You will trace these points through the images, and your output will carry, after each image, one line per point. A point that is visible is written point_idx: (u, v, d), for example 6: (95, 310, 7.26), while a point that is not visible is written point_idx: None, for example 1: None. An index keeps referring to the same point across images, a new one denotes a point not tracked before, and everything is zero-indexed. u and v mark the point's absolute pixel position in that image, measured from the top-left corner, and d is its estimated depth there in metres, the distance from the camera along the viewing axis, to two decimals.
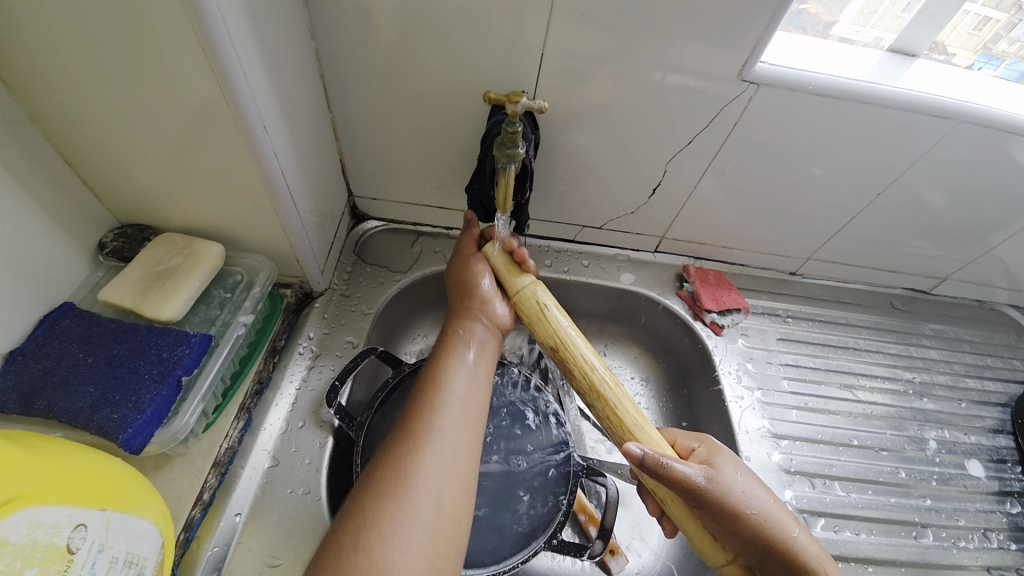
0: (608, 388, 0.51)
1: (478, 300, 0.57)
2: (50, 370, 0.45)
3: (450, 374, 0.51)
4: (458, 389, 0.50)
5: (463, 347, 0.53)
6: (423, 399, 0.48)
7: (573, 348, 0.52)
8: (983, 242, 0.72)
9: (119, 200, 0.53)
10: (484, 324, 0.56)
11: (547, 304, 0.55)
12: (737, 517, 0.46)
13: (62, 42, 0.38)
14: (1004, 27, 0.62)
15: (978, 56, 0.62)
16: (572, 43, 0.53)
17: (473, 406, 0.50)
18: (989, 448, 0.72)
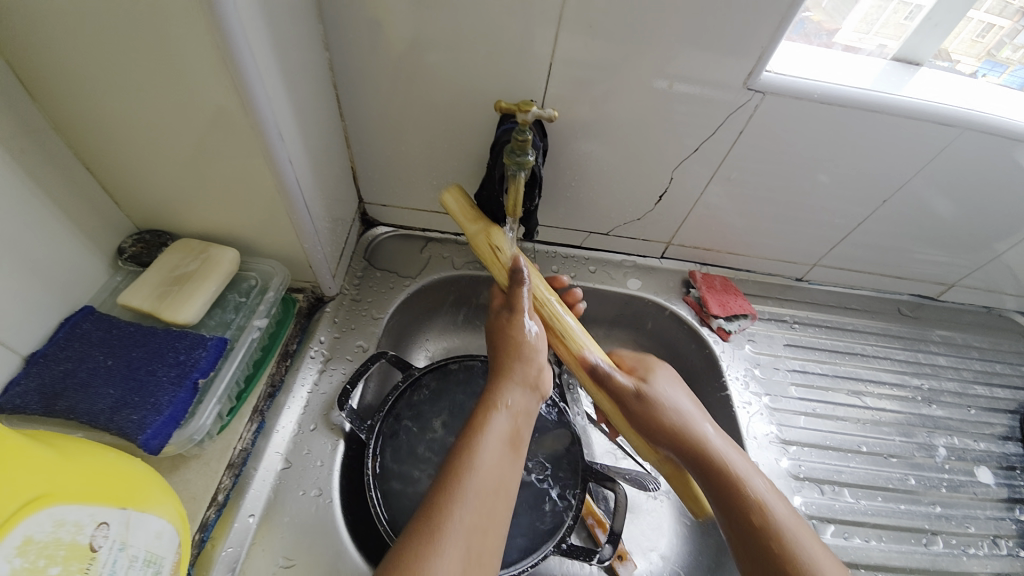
0: (557, 319, 0.57)
1: (520, 360, 0.52)
2: (71, 371, 0.46)
3: (479, 453, 0.45)
4: (491, 466, 0.45)
5: (499, 416, 0.48)
6: (447, 481, 0.43)
7: (525, 287, 0.58)
8: (990, 248, 0.73)
9: (137, 206, 0.54)
10: (522, 390, 0.51)
11: (502, 249, 0.59)
12: (661, 424, 0.53)
13: (88, 52, 0.40)
14: (1008, 35, 0.62)
15: (982, 63, 0.63)
16: (581, 53, 0.54)
17: (504, 483, 0.45)
18: (998, 455, 0.71)
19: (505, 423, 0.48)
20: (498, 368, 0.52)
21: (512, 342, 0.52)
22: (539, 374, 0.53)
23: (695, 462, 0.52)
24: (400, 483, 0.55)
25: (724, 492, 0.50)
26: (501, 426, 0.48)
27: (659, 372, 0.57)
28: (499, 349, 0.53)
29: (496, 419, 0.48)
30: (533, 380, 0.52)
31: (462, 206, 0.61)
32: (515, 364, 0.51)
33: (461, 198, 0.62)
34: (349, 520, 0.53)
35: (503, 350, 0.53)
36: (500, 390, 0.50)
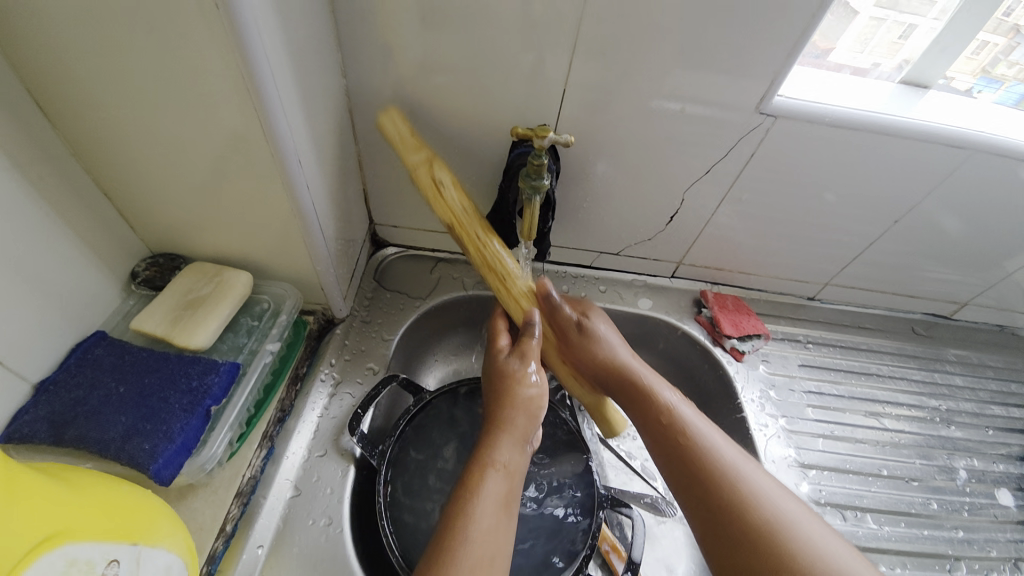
0: (500, 261, 0.59)
1: (522, 414, 0.51)
2: (82, 399, 0.45)
3: (476, 522, 0.43)
4: (486, 532, 0.43)
5: (495, 477, 0.47)
6: (443, 552, 0.42)
7: (469, 225, 0.58)
8: (1000, 266, 0.72)
9: (151, 230, 0.54)
10: (518, 446, 0.50)
11: (446, 184, 0.57)
12: (594, 352, 0.59)
13: (111, 80, 0.40)
14: (1002, 52, 0.61)
15: (977, 79, 0.62)
16: (594, 78, 0.54)
17: (498, 548, 0.43)
18: (1017, 476, 0.70)
19: (500, 485, 0.47)
20: (495, 420, 0.51)
21: (516, 395, 0.52)
22: (532, 428, 0.52)
23: (622, 385, 0.57)
24: (413, 516, 0.54)
25: (645, 410, 0.55)
26: (495, 488, 0.46)
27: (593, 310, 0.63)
28: (500, 397, 0.53)
29: (490, 481, 0.47)
30: (528, 435, 0.51)
31: (406, 132, 0.57)
32: (518, 419, 0.51)
33: (405, 122, 0.57)
34: (360, 549, 0.52)
35: (504, 401, 0.52)
36: (496, 447, 0.49)
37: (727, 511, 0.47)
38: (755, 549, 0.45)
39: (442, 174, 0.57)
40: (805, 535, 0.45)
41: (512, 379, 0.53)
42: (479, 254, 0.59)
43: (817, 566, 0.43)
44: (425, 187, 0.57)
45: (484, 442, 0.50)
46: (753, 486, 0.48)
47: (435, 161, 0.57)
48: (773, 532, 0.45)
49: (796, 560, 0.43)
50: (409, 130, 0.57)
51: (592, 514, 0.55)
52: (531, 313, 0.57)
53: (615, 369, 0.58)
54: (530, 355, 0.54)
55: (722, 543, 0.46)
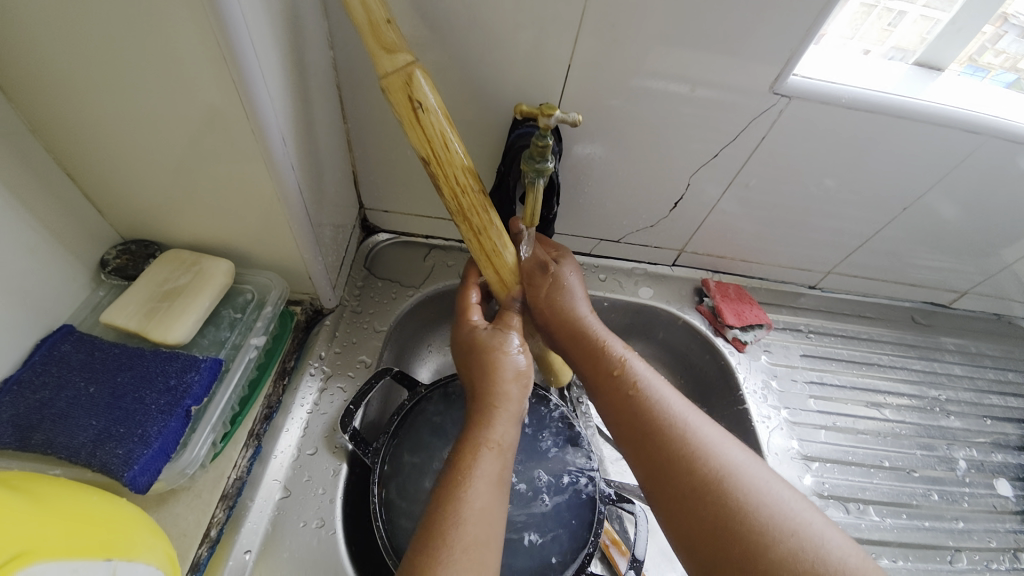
0: (476, 213, 0.50)
1: (513, 387, 0.49)
2: (49, 401, 0.42)
3: (468, 503, 0.41)
4: (479, 512, 0.41)
5: (489, 456, 0.44)
6: (433, 535, 0.39)
7: (449, 164, 0.47)
8: (1000, 256, 0.71)
9: (122, 215, 0.50)
10: (511, 424, 0.47)
11: (427, 107, 0.45)
12: (555, 304, 0.56)
13: (69, 47, 0.36)
14: (989, 40, 0.57)
15: (965, 67, 0.58)
16: (599, 55, 0.51)
17: (491, 528, 0.41)
18: (1015, 466, 0.70)
19: (494, 465, 0.44)
20: (487, 395, 0.48)
21: (506, 370, 0.49)
22: (520, 402, 0.49)
23: (575, 341, 0.55)
24: (408, 518, 0.50)
25: (595, 367, 0.53)
26: (490, 468, 0.44)
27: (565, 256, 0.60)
28: (487, 372, 0.49)
29: (484, 460, 0.44)
30: (519, 411, 0.49)
31: (377, 13, 0.42)
32: (511, 391, 0.49)
33: (377, 2, 0.42)
34: (354, 551, 0.49)
35: (492, 374, 0.49)
36: (490, 424, 0.46)
37: (675, 461, 0.45)
38: (701, 500, 0.42)
39: (425, 91, 0.44)
40: (756, 484, 0.43)
41: (499, 352, 0.50)
42: (455, 199, 0.49)
43: (764, 515, 0.41)
44: (398, 102, 0.44)
45: (477, 418, 0.47)
46: (703, 438, 0.46)
47: (416, 66, 0.44)
48: (721, 481, 0.43)
49: (743, 507, 0.41)
50: (381, 13, 0.42)
51: (594, 509, 0.54)
52: (519, 291, 0.56)
53: (571, 322, 0.56)
54: (515, 328, 0.53)
55: (670, 495, 0.44)
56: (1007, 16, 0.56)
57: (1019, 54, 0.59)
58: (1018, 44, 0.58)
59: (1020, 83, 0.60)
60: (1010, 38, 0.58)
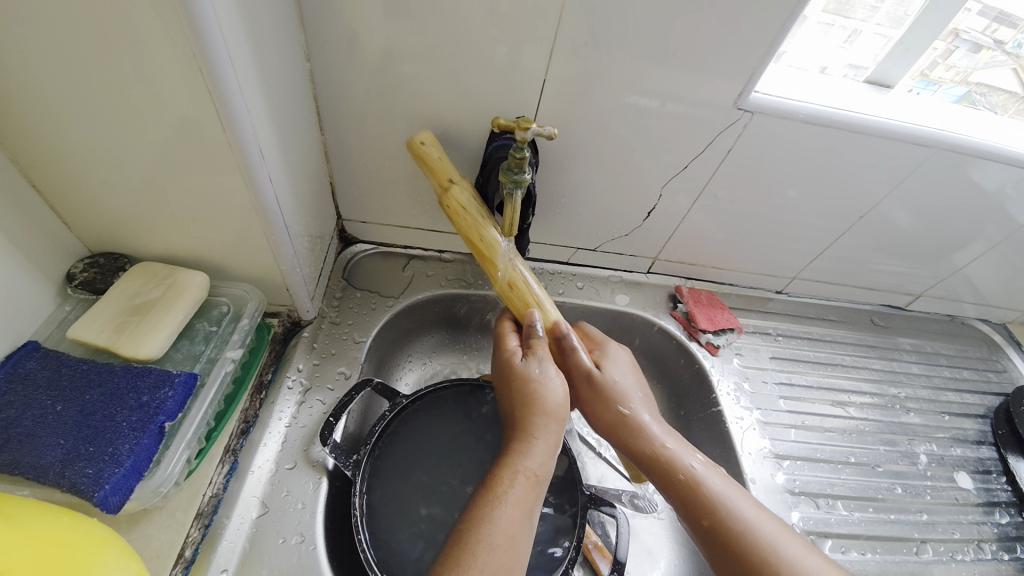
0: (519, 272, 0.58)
1: (554, 420, 0.49)
2: (14, 421, 0.41)
3: (493, 527, 0.42)
4: (509, 539, 0.42)
5: (523, 483, 0.45)
6: (462, 556, 0.40)
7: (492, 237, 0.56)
8: (950, 260, 0.76)
9: (91, 227, 0.49)
10: (550, 455, 0.47)
11: (467, 195, 0.56)
12: (613, 406, 0.54)
13: (41, 59, 0.36)
14: (941, 55, 0.62)
15: (917, 82, 0.63)
16: (571, 72, 0.53)
17: (517, 554, 0.42)
18: (974, 460, 0.74)
19: (527, 493, 0.44)
20: (526, 423, 0.48)
21: (548, 400, 0.49)
22: (557, 435, 0.48)
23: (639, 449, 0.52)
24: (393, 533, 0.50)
25: (668, 475, 0.51)
26: (521, 495, 0.44)
27: (606, 343, 0.60)
28: (529, 402, 0.49)
29: (519, 488, 0.44)
30: (557, 443, 0.48)
31: (437, 155, 0.56)
32: (551, 426, 0.48)
33: (437, 147, 0.56)
34: (335, 566, 0.49)
35: (534, 405, 0.48)
36: (526, 452, 0.46)
37: None
38: None
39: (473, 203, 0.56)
40: None
41: (537, 383, 0.49)
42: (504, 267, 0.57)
43: None
44: (448, 207, 0.56)
45: (513, 445, 0.47)
46: (805, 566, 0.45)
47: (458, 183, 0.56)
48: None
49: None
50: (437, 153, 0.56)
51: (578, 515, 0.54)
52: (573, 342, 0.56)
53: (631, 426, 0.53)
54: (546, 358, 0.51)
55: None
56: (958, 32, 0.60)
57: (969, 68, 0.63)
58: (969, 59, 0.63)
59: (970, 96, 0.64)
60: (962, 53, 0.62)
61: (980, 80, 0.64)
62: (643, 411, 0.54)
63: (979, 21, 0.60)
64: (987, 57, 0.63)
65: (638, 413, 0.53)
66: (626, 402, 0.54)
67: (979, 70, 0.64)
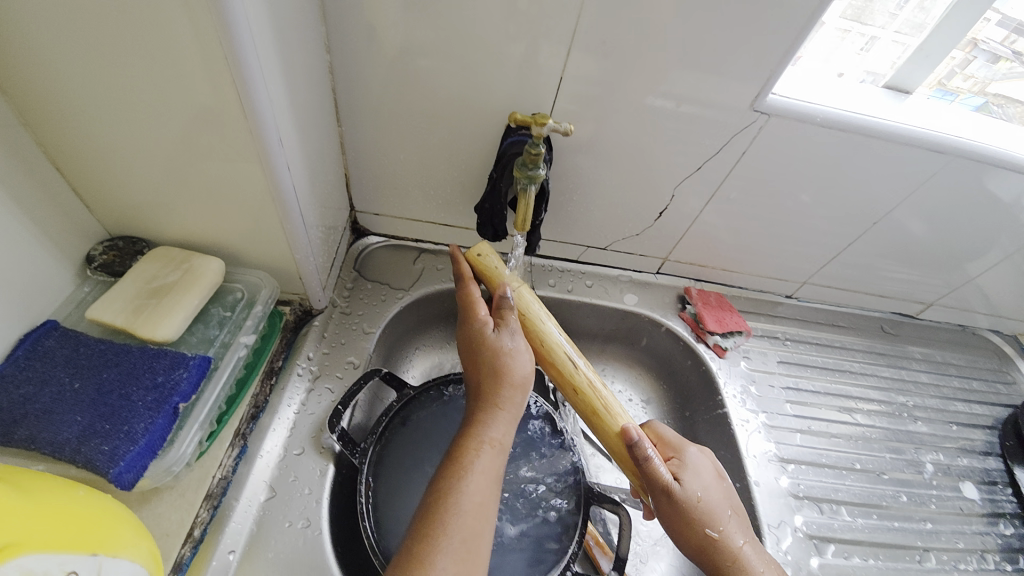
0: (582, 371, 0.54)
1: (519, 392, 0.48)
2: (32, 396, 0.41)
3: (459, 495, 0.42)
4: (478, 505, 0.42)
5: (490, 452, 0.45)
6: (431, 521, 0.41)
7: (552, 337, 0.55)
8: (963, 270, 0.75)
9: (111, 210, 0.49)
10: (515, 425, 0.48)
11: (526, 298, 0.56)
12: (700, 530, 0.50)
13: (70, 43, 0.36)
14: (959, 65, 0.61)
15: (934, 91, 0.62)
16: (588, 70, 0.53)
17: (487, 520, 0.42)
18: (981, 471, 0.74)
19: (493, 462, 0.45)
20: (493, 394, 0.47)
21: (515, 372, 0.48)
22: (521, 405, 0.49)
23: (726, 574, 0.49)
24: (397, 522, 0.51)
25: None
26: (488, 464, 0.44)
27: (683, 449, 0.55)
28: (495, 374, 0.48)
29: (485, 457, 0.44)
30: (520, 413, 0.49)
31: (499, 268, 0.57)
32: (516, 397, 0.48)
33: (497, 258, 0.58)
34: (340, 551, 0.49)
35: (501, 377, 0.48)
36: (489, 423, 0.46)
37: None
38: None
39: (536, 307, 0.56)
40: None
41: (506, 356, 0.48)
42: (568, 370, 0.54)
43: None
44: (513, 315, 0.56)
45: (477, 415, 0.47)
46: None
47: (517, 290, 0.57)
48: None
49: None
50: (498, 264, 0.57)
51: (581, 510, 0.55)
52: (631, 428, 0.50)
53: (719, 551, 0.50)
54: (513, 329, 0.51)
55: None
56: (977, 42, 0.60)
57: (987, 78, 0.63)
58: (986, 70, 0.62)
59: (988, 106, 0.64)
60: (980, 63, 0.62)
61: (997, 91, 0.64)
62: (732, 533, 0.51)
63: (997, 31, 0.59)
64: (1005, 68, 0.62)
65: (727, 536, 0.50)
66: (714, 525, 0.50)
67: (997, 81, 0.63)
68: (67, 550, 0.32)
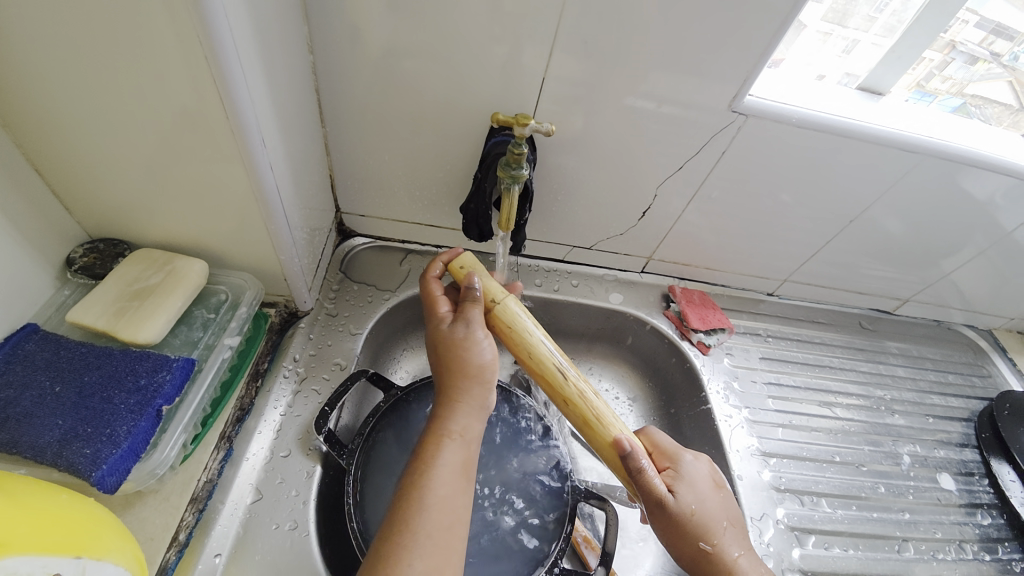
0: (572, 381, 0.49)
1: (480, 385, 0.48)
2: (12, 401, 0.41)
3: (423, 489, 0.42)
4: (445, 498, 0.42)
5: (453, 445, 0.45)
6: (399, 516, 0.41)
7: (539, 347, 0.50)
8: (938, 266, 0.78)
9: (91, 212, 0.49)
10: (479, 416, 0.48)
11: (507, 305, 0.51)
12: (695, 542, 0.50)
13: (48, 42, 0.36)
14: (937, 67, 0.63)
15: (913, 92, 0.64)
16: (571, 72, 0.54)
17: (456, 512, 0.43)
18: (957, 462, 0.76)
19: (457, 454, 0.45)
20: (452, 389, 0.48)
21: (473, 365, 0.48)
22: (485, 396, 0.49)
23: None
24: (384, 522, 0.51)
25: None
26: (452, 457, 0.44)
27: (679, 458, 0.53)
28: (453, 368, 0.48)
29: (448, 450, 0.45)
30: (484, 404, 0.49)
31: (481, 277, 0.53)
32: (476, 389, 0.48)
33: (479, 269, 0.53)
34: (328, 552, 0.49)
35: (458, 370, 0.48)
36: (450, 416, 0.47)
37: None
38: None
39: (524, 318, 0.51)
40: None
41: (465, 350, 0.48)
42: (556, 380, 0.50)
43: None
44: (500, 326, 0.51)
45: (440, 410, 0.47)
46: None
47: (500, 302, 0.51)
48: None
49: None
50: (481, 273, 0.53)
51: (568, 506, 0.55)
52: (625, 440, 0.48)
53: (715, 563, 0.50)
54: (476, 321, 0.50)
55: None
56: (955, 44, 0.62)
57: (965, 80, 0.65)
58: (964, 71, 0.64)
59: (966, 108, 0.66)
60: (958, 65, 0.64)
61: (975, 92, 0.66)
62: (728, 544, 0.51)
63: (976, 33, 0.62)
64: (982, 69, 0.65)
65: (723, 548, 0.50)
66: (709, 537, 0.50)
67: (975, 82, 0.65)
68: (51, 553, 0.32)
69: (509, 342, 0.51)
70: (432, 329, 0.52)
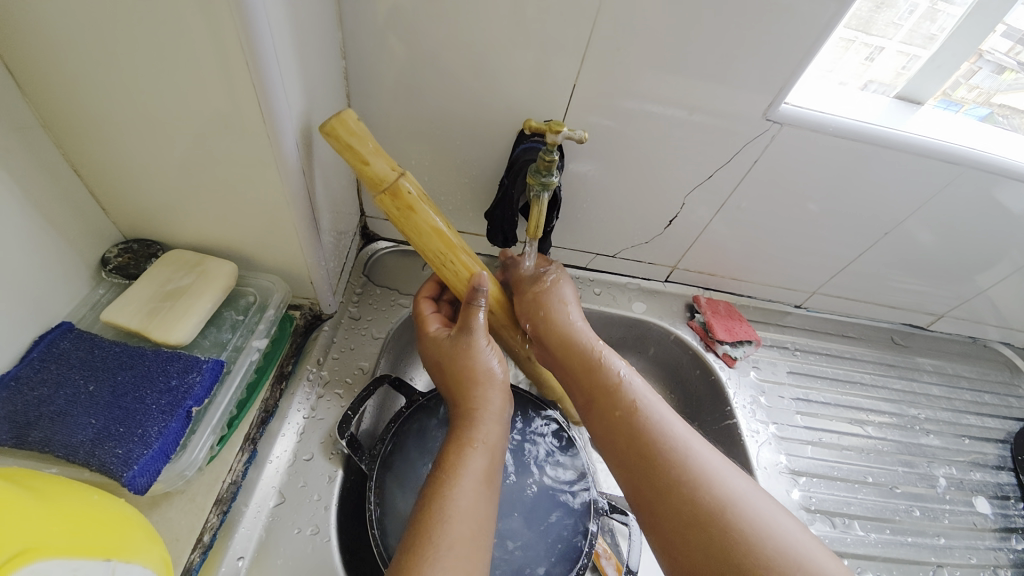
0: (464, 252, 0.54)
1: (490, 389, 0.50)
2: (47, 398, 0.41)
3: (448, 495, 0.42)
4: (467, 507, 0.42)
5: (476, 453, 0.46)
6: (426, 525, 0.40)
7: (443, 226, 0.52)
8: (973, 281, 0.75)
9: (126, 212, 0.50)
10: (496, 421, 0.49)
11: (409, 179, 0.49)
12: (547, 302, 0.57)
13: (91, 45, 0.36)
14: (963, 76, 0.60)
15: (938, 102, 0.62)
16: (603, 79, 0.53)
17: (481, 521, 0.42)
18: (993, 485, 0.73)
19: (480, 462, 0.45)
20: (468, 397, 0.49)
21: (484, 372, 0.50)
22: (500, 401, 0.50)
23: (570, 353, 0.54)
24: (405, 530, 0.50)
25: (595, 386, 0.52)
26: (475, 464, 0.45)
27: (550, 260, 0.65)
28: (466, 375, 0.50)
29: (470, 458, 0.45)
30: (502, 412, 0.50)
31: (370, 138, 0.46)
32: (492, 395, 0.50)
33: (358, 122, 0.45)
34: (348, 559, 0.49)
35: (472, 378, 0.50)
36: (472, 424, 0.48)
37: None
38: None
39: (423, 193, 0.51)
40: None
41: (468, 355, 0.51)
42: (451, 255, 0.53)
43: None
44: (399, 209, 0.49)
45: (462, 421, 0.48)
46: None
47: (403, 176, 0.48)
48: None
49: None
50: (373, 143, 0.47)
51: (589, 520, 0.54)
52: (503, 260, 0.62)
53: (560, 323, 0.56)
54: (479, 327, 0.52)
55: None
56: (981, 53, 0.58)
57: (992, 90, 0.62)
58: (991, 80, 0.61)
59: (993, 117, 0.63)
60: (985, 74, 0.61)
61: (1002, 102, 0.63)
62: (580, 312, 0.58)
63: (1003, 42, 0.58)
64: (1011, 79, 0.61)
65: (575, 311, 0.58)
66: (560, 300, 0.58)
67: (1002, 92, 0.62)
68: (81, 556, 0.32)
69: (407, 227, 0.51)
70: (433, 349, 0.54)
